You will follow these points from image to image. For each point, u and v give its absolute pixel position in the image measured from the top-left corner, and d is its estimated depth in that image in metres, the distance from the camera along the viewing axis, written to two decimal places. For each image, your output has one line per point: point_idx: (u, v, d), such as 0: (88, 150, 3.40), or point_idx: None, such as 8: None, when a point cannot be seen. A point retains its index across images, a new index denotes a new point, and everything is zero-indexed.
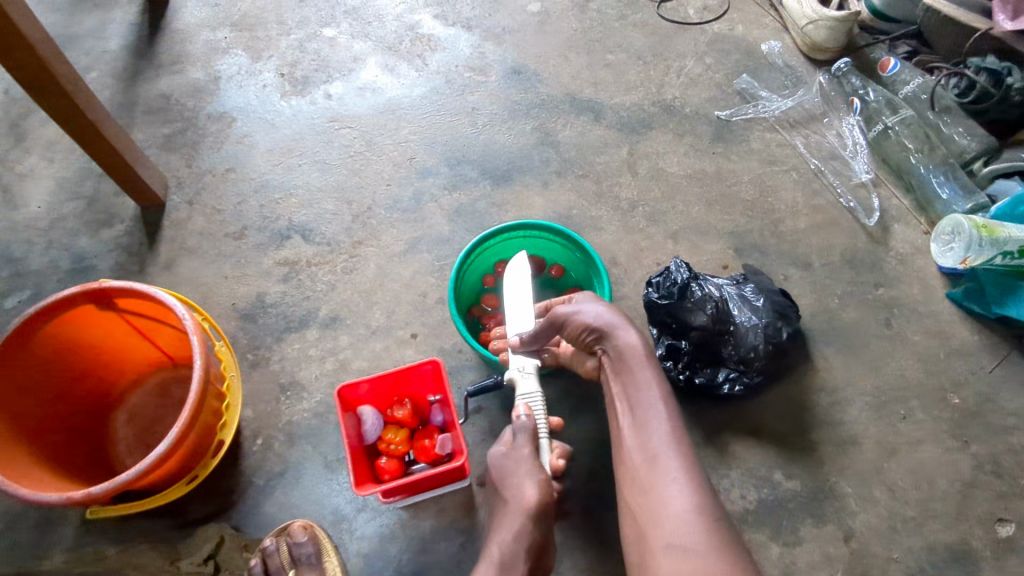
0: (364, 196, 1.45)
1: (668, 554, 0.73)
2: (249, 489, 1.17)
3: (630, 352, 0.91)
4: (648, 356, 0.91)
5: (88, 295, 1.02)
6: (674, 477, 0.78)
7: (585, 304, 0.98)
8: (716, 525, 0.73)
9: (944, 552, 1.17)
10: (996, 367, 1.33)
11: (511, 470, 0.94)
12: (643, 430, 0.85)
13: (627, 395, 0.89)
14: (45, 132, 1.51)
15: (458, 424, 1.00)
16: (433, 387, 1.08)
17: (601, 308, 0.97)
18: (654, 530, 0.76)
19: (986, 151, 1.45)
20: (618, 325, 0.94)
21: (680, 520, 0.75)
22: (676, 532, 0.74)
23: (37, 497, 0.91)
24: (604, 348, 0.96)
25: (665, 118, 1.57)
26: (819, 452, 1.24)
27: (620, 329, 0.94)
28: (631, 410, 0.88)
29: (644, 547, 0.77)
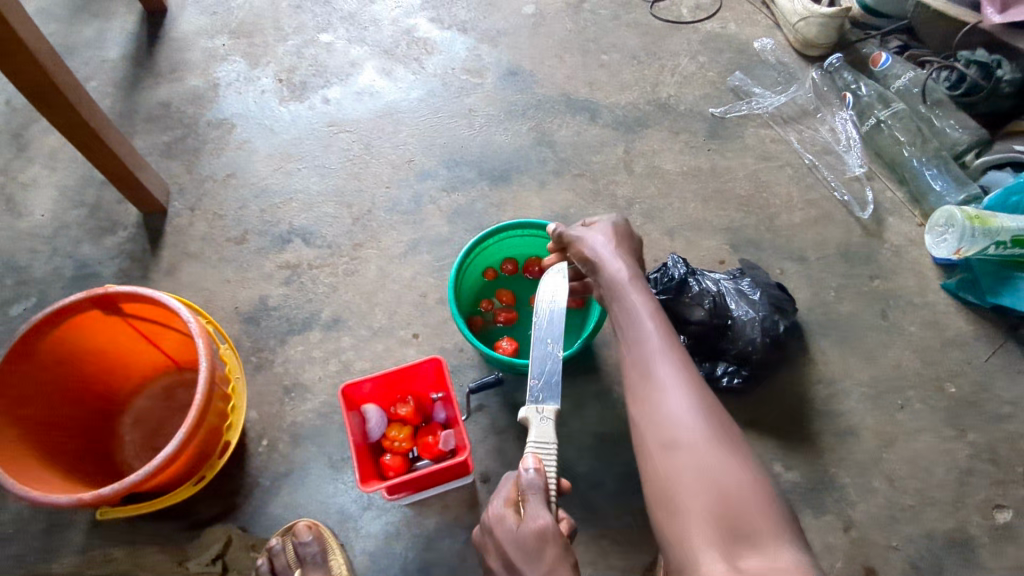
0: (364, 199, 1.47)
1: (664, 454, 0.71)
2: (255, 490, 1.19)
3: (620, 279, 0.90)
4: (641, 281, 0.90)
5: (94, 300, 1.04)
6: (669, 382, 0.75)
7: (590, 234, 0.98)
8: (714, 423, 0.71)
9: (942, 539, 1.19)
10: (991, 356, 1.34)
11: (531, 552, 0.74)
12: (632, 342, 0.82)
13: (616, 315, 0.87)
14: (46, 141, 1.53)
15: (461, 420, 1.01)
16: (435, 384, 1.10)
17: (603, 233, 0.98)
18: (646, 433, 0.74)
19: (978, 143, 1.46)
20: (613, 252, 0.94)
21: (680, 421, 0.72)
22: (671, 433, 0.72)
23: (47, 500, 0.92)
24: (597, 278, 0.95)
25: (659, 116, 1.59)
26: (818, 443, 1.26)
27: (610, 259, 0.93)
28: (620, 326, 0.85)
29: (640, 449, 0.74)
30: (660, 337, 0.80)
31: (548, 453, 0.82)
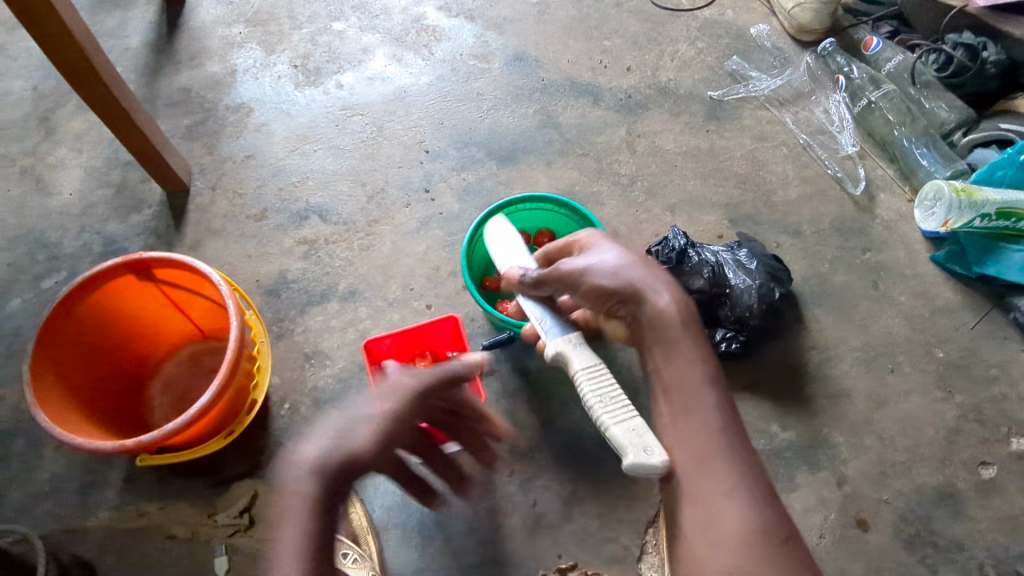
0: (377, 178, 1.54)
1: (717, 556, 0.67)
2: (278, 450, 1.25)
3: (665, 317, 0.85)
4: (685, 330, 0.84)
5: (129, 265, 1.10)
6: (728, 474, 0.72)
7: (615, 258, 0.93)
8: (772, 529, 0.68)
9: (931, 494, 1.25)
10: (978, 323, 1.41)
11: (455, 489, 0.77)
12: (685, 416, 0.77)
13: (667, 375, 0.82)
14: (73, 125, 1.60)
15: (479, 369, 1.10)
16: (450, 342, 1.21)
17: (618, 254, 0.93)
18: (698, 526, 0.70)
19: (965, 121, 1.54)
20: (638, 272, 0.90)
21: (737, 518, 0.68)
22: (729, 535, 0.68)
23: (90, 446, 0.98)
24: (634, 315, 0.90)
25: (660, 99, 1.66)
26: (813, 405, 1.32)
27: (653, 288, 0.88)
28: (674, 392, 0.80)
29: (690, 545, 0.70)
30: (718, 410, 0.77)
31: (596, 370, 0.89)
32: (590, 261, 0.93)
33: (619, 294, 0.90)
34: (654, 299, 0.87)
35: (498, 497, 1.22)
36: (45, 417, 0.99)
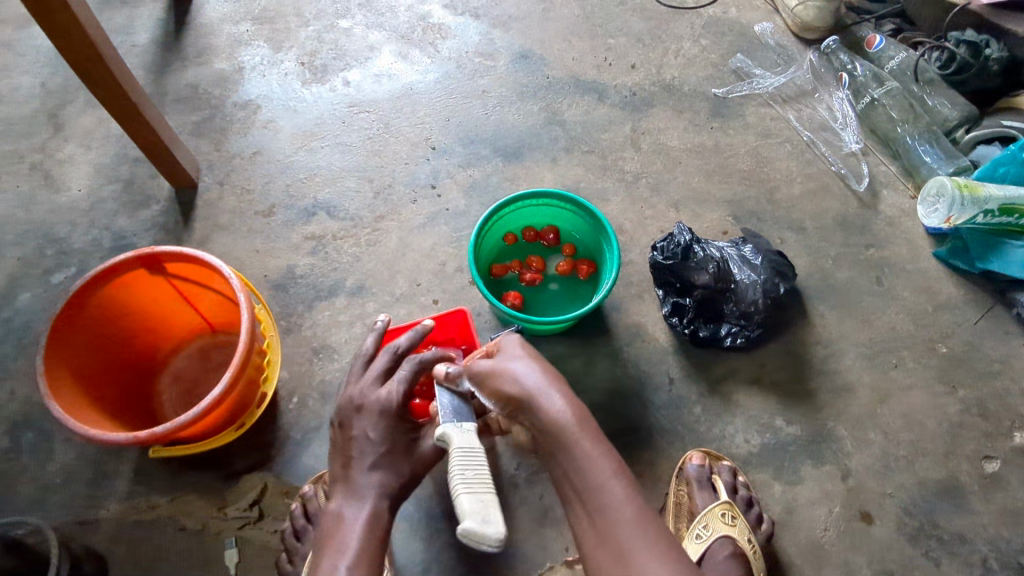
0: (384, 174, 1.55)
1: None
2: (287, 443, 1.26)
3: (559, 425, 0.76)
4: (581, 423, 0.77)
5: (140, 259, 1.11)
6: (645, 546, 0.71)
7: (515, 357, 0.84)
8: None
9: (934, 487, 1.26)
10: (981, 318, 1.42)
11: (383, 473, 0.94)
12: (601, 516, 0.73)
13: (570, 478, 0.76)
14: (81, 121, 1.61)
15: None
16: (457, 335, 1.20)
17: (514, 353, 0.85)
18: None
19: (968, 119, 1.54)
20: (536, 378, 0.80)
21: None
22: None
23: (105, 437, 0.99)
24: (533, 425, 0.80)
25: (664, 96, 1.67)
26: (817, 399, 1.33)
27: (546, 392, 0.79)
28: (581, 493, 0.75)
29: None
30: (626, 500, 0.73)
31: (474, 454, 0.80)
32: (492, 364, 0.85)
33: (515, 399, 0.81)
34: (547, 409, 0.77)
35: (504, 489, 1.23)
36: (59, 408, 1.00)
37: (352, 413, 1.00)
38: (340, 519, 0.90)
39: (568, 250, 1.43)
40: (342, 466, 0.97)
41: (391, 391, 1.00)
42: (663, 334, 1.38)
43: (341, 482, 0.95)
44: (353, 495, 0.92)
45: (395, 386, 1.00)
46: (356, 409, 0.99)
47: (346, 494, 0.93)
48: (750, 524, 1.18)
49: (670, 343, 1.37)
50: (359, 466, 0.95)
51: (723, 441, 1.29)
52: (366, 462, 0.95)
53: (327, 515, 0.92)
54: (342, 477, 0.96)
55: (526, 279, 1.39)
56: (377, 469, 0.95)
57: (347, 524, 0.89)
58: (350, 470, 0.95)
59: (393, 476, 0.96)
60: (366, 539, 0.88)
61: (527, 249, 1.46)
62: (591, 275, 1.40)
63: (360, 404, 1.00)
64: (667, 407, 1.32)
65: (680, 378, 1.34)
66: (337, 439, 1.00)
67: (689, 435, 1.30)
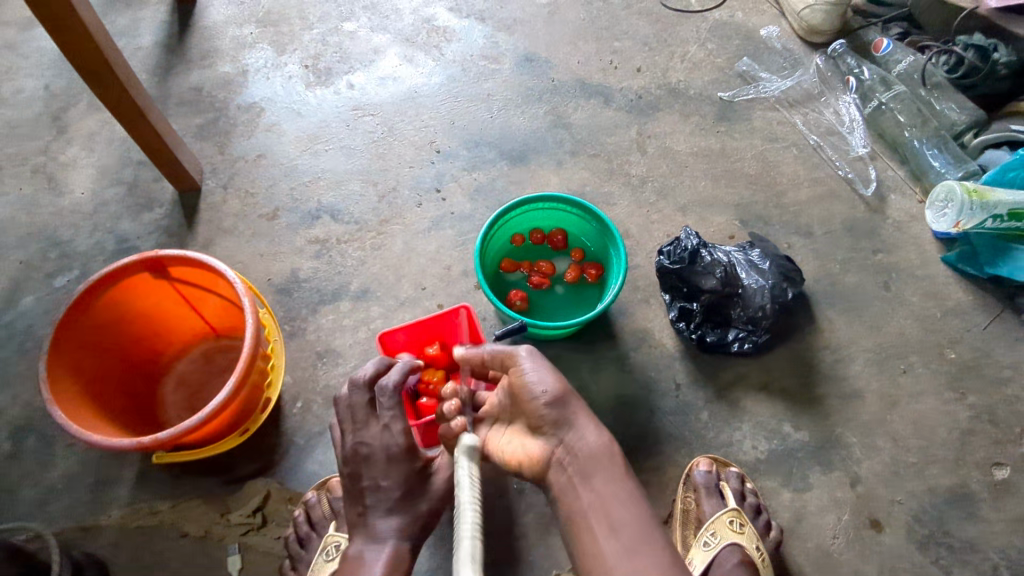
0: (388, 177, 1.54)
1: None
2: (291, 449, 1.25)
3: (598, 445, 0.83)
4: (615, 451, 0.84)
5: (145, 263, 1.10)
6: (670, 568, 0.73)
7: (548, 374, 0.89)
8: None
9: (944, 494, 1.25)
10: (990, 324, 1.40)
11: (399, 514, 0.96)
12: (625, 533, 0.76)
13: (598, 495, 0.79)
14: (85, 124, 1.60)
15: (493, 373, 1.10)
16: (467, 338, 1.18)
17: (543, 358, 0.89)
18: None
19: (976, 124, 1.53)
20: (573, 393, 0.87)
21: None
22: None
23: (108, 443, 0.98)
24: (563, 442, 0.84)
25: (670, 100, 1.66)
26: (825, 405, 1.32)
27: (582, 416, 0.85)
28: (608, 510, 0.78)
29: None
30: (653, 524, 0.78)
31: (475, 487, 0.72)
32: (532, 362, 0.88)
33: (549, 412, 0.84)
34: (589, 428, 0.84)
35: (510, 496, 1.22)
36: (61, 414, 0.99)
37: (359, 465, 0.97)
38: (363, 565, 0.91)
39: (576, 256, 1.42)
40: (357, 514, 0.96)
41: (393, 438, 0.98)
42: (669, 339, 1.37)
43: (359, 528, 0.95)
44: (375, 538, 0.93)
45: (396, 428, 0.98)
46: (363, 463, 0.97)
47: (366, 538, 0.94)
48: (758, 531, 1.16)
49: (676, 349, 1.36)
50: (374, 514, 0.95)
51: (730, 447, 1.28)
52: (381, 508, 0.95)
53: (347, 563, 0.92)
54: (359, 524, 0.96)
55: (532, 281, 1.38)
56: (394, 512, 0.95)
57: (369, 569, 0.90)
58: (365, 518, 0.95)
59: (408, 516, 0.96)
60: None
61: (536, 251, 1.45)
62: (599, 283, 1.39)
63: (366, 454, 0.97)
64: (674, 413, 1.30)
65: (687, 384, 1.33)
66: (347, 489, 0.98)
67: (696, 442, 1.28)
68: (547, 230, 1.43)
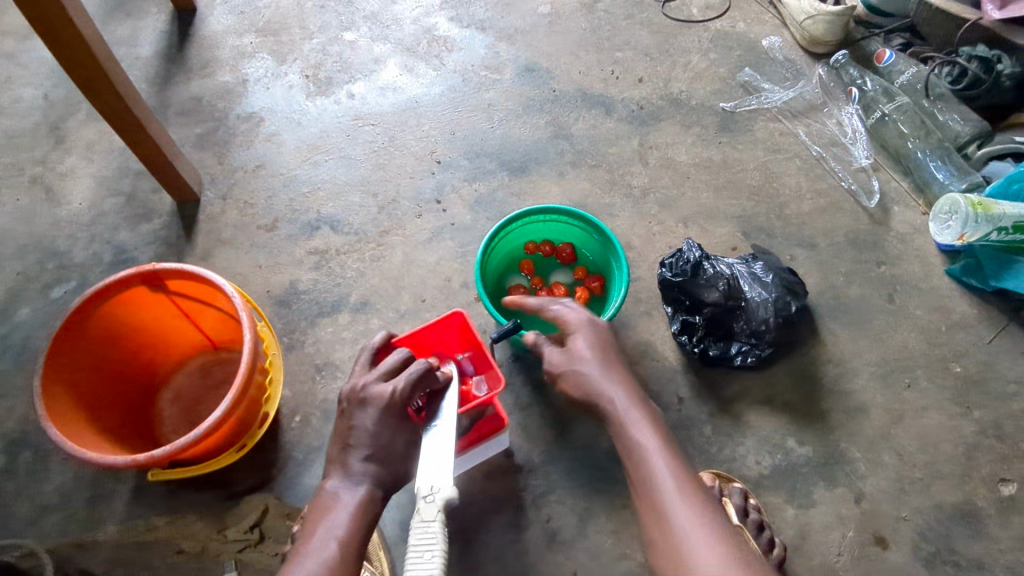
0: (389, 189, 1.53)
1: None
2: (289, 463, 1.23)
3: (623, 407, 0.87)
4: (645, 404, 0.88)
5: (142, 276, 1.09)
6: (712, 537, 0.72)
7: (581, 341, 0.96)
8: None
9: (951, 511, 1.24)
10: (995, 337, 1.39)
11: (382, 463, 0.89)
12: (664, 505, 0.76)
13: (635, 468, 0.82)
14: (84, 134, 1.59)
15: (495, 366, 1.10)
16: (460, 338, 1.17)
17: (592, 351, 0.93)
18: None
19: (980, 135, 1.53)
20: (606, 373, 0.91)
21: None
22: None
23: (103, 461, 0.97)
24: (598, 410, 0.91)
25: (672, 110, 1.65)
26: (829, 420, 1.30)
27: (610, 382, 0.90)
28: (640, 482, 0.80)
29: None
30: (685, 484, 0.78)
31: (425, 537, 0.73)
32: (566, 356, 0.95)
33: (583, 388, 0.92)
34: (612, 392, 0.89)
35: (512, 512, 1.20)
36: (55, 431, 0.98)
37: (353, 404, 0.92)
38: (331, 500, 0.86)
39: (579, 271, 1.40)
40: (337, 452, 0.91)
41: (395, 386, 0.91)
42: (672, 353, 1.36)
43: (336, 466, 0.89)
44: (350, 479, 0.88)
45: (401, 382, 0.92)
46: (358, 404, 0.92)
47: (342, 476, 0.88)
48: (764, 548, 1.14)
49: (679, 362, 1.35)
50: (354, 455, 0.89)
51: (733, 462, 1.27)
52: (362, 451, 0.88)
53: (319, 498, 0.87)
54: (338, 460, 0.90)
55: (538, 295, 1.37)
56: (372, 461, 0.89)
57: (336, 507, 0.85)
58: (345, 455, 0.89)
59: (386, 468, 0.89)
60: (353, 529, 0.83)
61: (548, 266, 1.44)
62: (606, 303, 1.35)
63: (363, 394, 0.92)
64: (677, 427, 1.29)
65: (690, 398, 1.32)
66: (337, 426, 0.93)
67: (700, 457, 1.27)
68: (559, 243, 1.43)
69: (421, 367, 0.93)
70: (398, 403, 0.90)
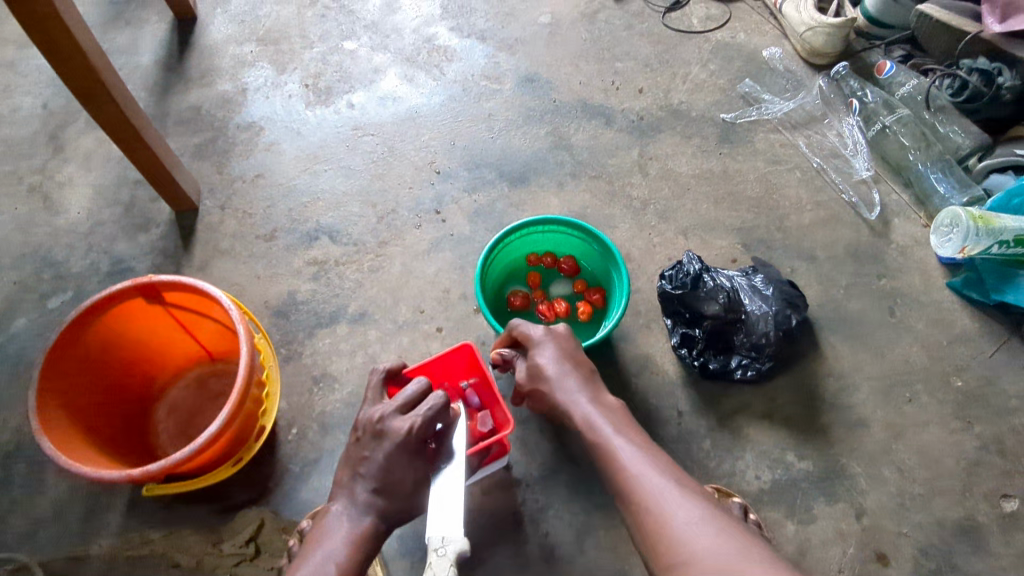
0: (388, 199, 1.52)
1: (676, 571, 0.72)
2: (286, 476, 1.23)
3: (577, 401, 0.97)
4: (596, 395, 0.98)
5: (139, 289, 1.09)
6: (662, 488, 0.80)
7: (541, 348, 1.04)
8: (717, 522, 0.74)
9: (952, 527, 1.23)
10: (996, 351, 1.38)
11: (388, 497, 0.90)
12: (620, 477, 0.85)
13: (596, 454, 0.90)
14: (82, 143, 1.59)
15: (503, 401, 1.10)
16: (467, 369, 1.16)
17: (553, 359, 1.02)
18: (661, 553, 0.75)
19: (980, 148, 1.52)
20: (566, 377, 1.00)
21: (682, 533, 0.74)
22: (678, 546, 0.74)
23: (98, 475, 0.96)
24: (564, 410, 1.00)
25: (672, 121, 1.65)
26: (829, 434, 1.30)
27: (564, 384, 0.99)
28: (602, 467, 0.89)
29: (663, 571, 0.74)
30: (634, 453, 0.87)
31: None
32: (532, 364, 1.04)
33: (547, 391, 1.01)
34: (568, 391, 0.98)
35: (510, 526, 1.20)
36: (50, 445, 0.97)
37: (369, 433, 0.93)
38: (335, 526, 0.88)
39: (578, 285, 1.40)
40: (347, 478, 0.92)
41: (412, 423, 0.90)
42: (672, 366, 1.35)
43: (344, 492, 0.91)
44: (354, 508, 0.89)
45: (418, 417, 0.91)
46: (375, 434, 0.92)
47: (347, 505, 0.90)
48: None
49: (679, 375, 1.34)
50: (363, 485, 0.90)
51: (733, 476, 1.26)
52: (370, 483, 0.90)
53: (322, 523, 0.90)
54: (347, 486, 0.92)
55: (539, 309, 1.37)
56: (379, 493, 0.90)
57: (339, 534, 0.87)
58: (354, 484, 0.91)
59: (392, 503, 0.90)
60: (353, 558, 0.85)
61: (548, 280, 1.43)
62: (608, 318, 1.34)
63: (379, 427, 0.92)
64: (676, 440, 1.28)
65: (689, 412, 1.31)
66: (349, 451, 0.95)
67: (700, 471, 1.26)
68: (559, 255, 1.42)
69: (442, 402, 0.92)
70: (414, 438, 0.90)
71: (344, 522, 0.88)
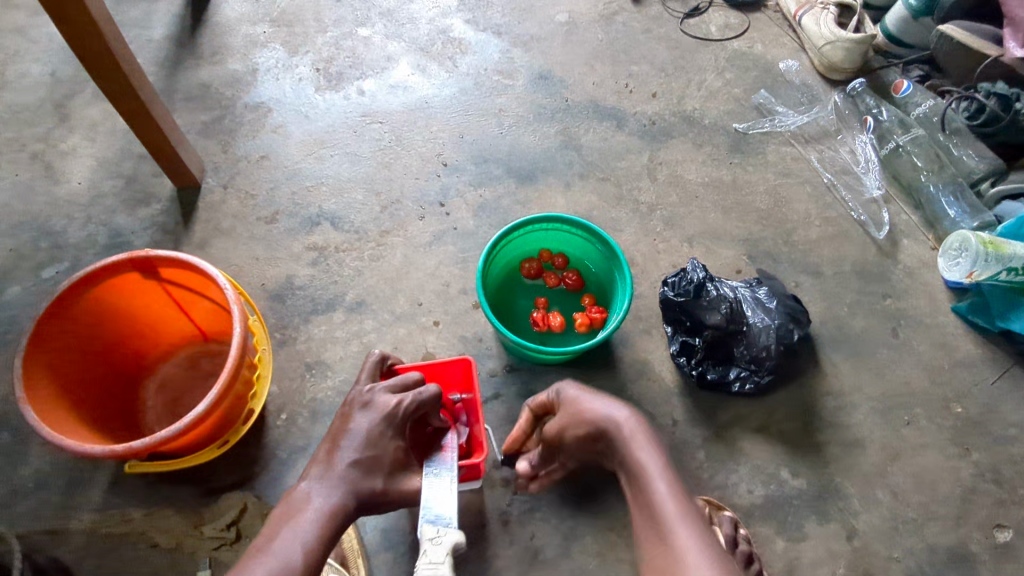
0: (393, 188, 1.51)
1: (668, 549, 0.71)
2: (272, 462, 1.21)
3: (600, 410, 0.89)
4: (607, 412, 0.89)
5: (134, 262, 1.08)
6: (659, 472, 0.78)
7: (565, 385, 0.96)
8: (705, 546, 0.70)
9: (944, 554, 1.21)
10: (998, 379, 1.37)
11: (361, 475, 0.85)
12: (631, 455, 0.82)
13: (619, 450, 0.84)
14: (88, 113, 1.57)
15: (482, 423, 1.07)
16: (462, 383, 1.15)
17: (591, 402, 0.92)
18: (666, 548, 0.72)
19: (993, 172, 1.50)
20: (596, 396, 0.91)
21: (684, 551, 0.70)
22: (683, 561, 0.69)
23: (79, 448, 0.94)
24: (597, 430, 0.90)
25: (684, 128, 1.63)
26: (825, 453, 1.28)
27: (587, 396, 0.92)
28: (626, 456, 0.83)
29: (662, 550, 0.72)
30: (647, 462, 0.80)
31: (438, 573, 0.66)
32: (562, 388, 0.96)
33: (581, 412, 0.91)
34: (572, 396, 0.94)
35: (496, 526, 1.18)
36: (33, 414, 0.95)
37: (356, 407, 0.91)
38: (305, 499, 0.81)
39: (586, 300, 1.37)
40: (325, 452, 0.87)
41: (401, 401, 0.91)
42: (669, 374, 1.33)
43: (320, 465, 0.85)
44: (325, 482, 0.83)
45: (408, 397, 0.92)
46: (362, 406, 0.91)
47: (319, 476, 0.84)
48: None
49: (676, 384, 1.32)
50: (342, 458, 0.85)
51: (724, 490, 1.24)
52: (351, 454, 0.85)
53: (290, 496, 0.82)
54: (323, 460, 0.86)
55: (538, 318, 1.33)
56: (358, 466, 0.85)
57: (307, 508, 0.80)
58: (332, 456, 0.86)
59: (369, 478, 0.85)
60: (321, 533, 0.78)
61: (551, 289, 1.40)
62: (608, 323, 1.29)
63: (367, 401, 0.92)
64: (669, 449, 1.26)
65: (684, 421, 1.29)
66: (331, 427, 0.91)
67: (691, 482, 1.24)
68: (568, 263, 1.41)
69: (433, 392, 0.94)
70: (400, 417, 0.90)
71: (313, 493, 0.81)
